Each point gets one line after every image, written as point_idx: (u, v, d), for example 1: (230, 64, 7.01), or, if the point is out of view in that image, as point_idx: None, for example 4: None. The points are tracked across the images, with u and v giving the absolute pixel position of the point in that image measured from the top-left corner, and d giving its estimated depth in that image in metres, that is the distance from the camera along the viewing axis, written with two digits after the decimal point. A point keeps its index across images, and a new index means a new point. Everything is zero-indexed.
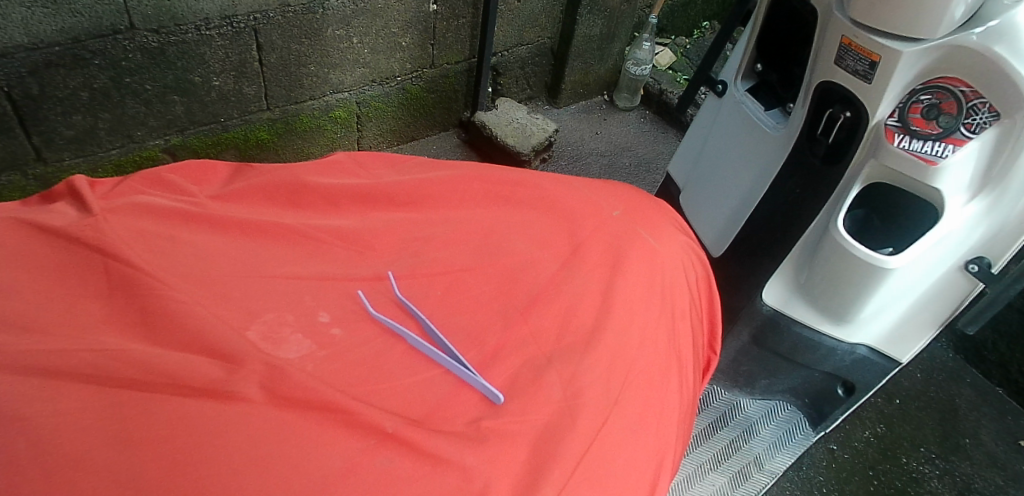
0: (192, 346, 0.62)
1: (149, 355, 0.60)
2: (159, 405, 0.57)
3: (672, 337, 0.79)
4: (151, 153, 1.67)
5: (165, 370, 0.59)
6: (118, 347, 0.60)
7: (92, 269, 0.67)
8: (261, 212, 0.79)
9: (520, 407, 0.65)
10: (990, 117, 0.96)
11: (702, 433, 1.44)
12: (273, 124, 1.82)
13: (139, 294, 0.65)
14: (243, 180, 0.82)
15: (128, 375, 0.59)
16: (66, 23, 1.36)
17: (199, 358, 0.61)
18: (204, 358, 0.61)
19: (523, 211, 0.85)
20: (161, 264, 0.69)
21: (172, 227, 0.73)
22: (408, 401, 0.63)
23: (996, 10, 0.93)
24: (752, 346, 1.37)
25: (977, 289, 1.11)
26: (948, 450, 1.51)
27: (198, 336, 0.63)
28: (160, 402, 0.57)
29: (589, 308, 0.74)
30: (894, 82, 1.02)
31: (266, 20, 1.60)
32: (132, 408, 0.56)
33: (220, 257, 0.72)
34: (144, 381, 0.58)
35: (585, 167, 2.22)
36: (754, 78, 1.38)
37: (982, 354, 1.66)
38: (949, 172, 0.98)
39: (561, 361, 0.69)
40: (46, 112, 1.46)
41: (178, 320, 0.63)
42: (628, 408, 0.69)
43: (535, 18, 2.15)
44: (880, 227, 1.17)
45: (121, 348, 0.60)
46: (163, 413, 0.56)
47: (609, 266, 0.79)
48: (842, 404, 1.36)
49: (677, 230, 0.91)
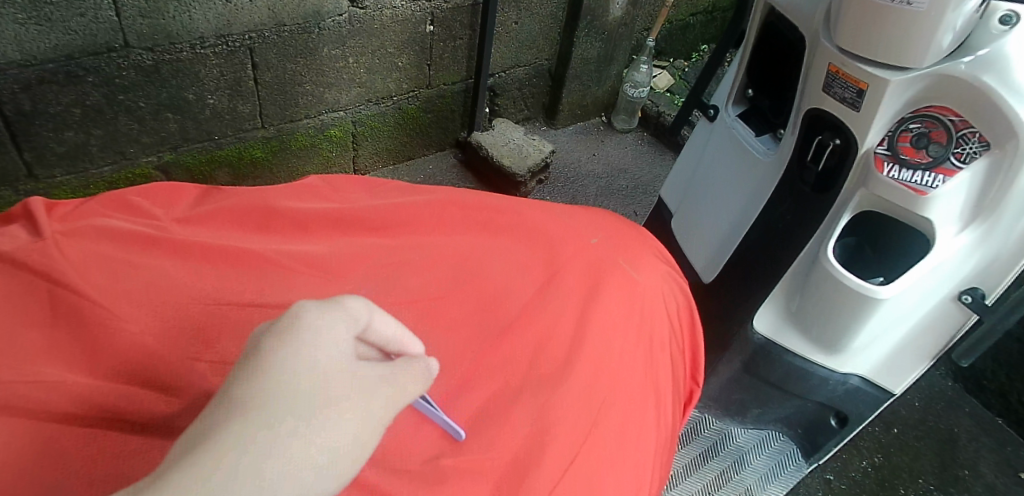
0: (138, 380, 0.60)
1: (90, 387, 0.58)
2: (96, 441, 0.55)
3: (649, 369, 0.79)
4: (143, 171, 1.67)
5: (108, 404, 0.57)
6: (60, 378, 0.58)
7: (38, 295, 0.64)
8: (227, 237, 0.77)
9: (484, 442, 0.63)
10: (981, 147, 0.94)
11: (692, 464, 1.41)
12: (267, 142, 1.81)
13: (84, 323, 0.62)
14: (211, 203, 0.81)
15: (63, 409, 0.56)
16: (59, 41, 1.36)
17: (144, 391, 0.59)
18: (149, 392, 0.59)
19: (499, 237, 0.83)
20: (112, 290, 0.66)
21: (129, 251, 0.71)
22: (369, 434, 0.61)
23: (984, 39, 0.93)
24: (744, 375, 1.34)
25: (971, 321, 1.09)
26: (948, 482, 1.47)
27: (147, 368, 0.61)
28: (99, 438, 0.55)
29: (564, 338, 0.73)
30: (883, 110, 1.00)
31: (262, 39, 1.61)
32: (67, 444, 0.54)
33: (176, 281, 0.69)
34: (83, 415, 0.56)
35: (581, 188, 2.21)
36: (746, 103, 1.37)
37: (982, 383, 1.62)
38: (939, 202, 0.97)
39: (530, 393, 0.68)
40: (38, 128, 1.46)
41: (125, 352, 0.61)
42: (601, 443, 0.68)
43: (534, 40, 2.16)
44: (871, 257, 1.15)
45: (59, 379, 0.58)
46: (99, 449, 0.54)
47: (586, 294, 0.77)
48: (836, 435, 1.33)
49: (659, 259, 0.89)
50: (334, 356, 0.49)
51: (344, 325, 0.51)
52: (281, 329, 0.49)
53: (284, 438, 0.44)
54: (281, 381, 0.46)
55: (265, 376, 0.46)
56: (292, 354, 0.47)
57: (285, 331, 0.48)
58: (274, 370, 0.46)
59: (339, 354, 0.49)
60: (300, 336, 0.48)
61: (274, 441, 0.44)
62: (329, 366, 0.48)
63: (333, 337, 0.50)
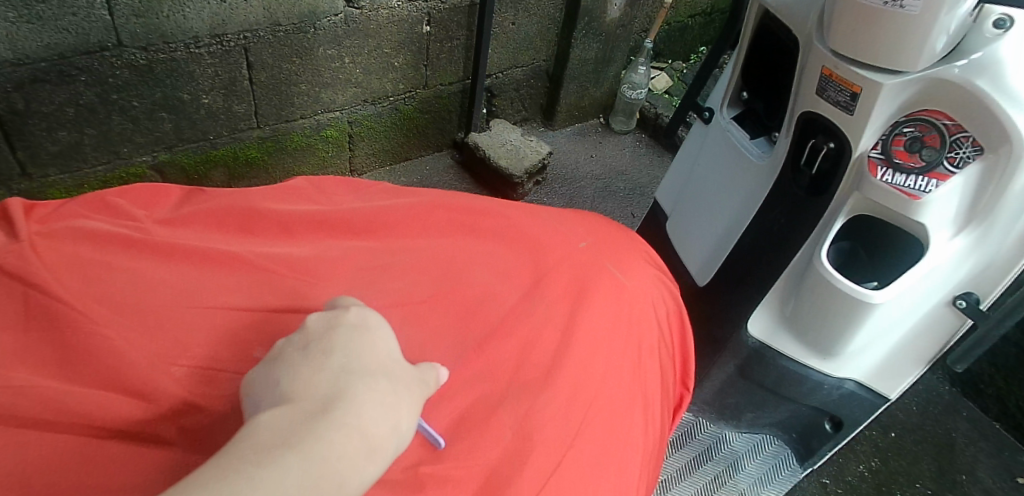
0: (111, 384, 0.59)
1: (61, 393, 0.57)
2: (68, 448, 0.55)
3: (636, 374, 0.78)
4: (138, 170, 1.66)
5: (81, 410, 0.56)
6: (32, 383, 0.57)
7: (14, 297, 0.63)
8: (209, 238, 0.76)
9: (465, 449, 0.62)
10: (974, 152, 0.94)
11: (686, 467, 1.41)
12: (263, 142, 1.81)
13: (57, 327, 0.62)
14: (194, 205, 0.80)
15: (33, 414, 0.55)
16: (52, 40, 1.36)
17: (117, 397, 0.58)
18: (123, 398, 0.58)
19: (487, 240, 0.82)
20: (87, 293, 0.65)
21: (108, 253, 0.70)
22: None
23: (979, 42, 0.92)
24: (738, 379, 1.33)
25: (966, 326, 1.08)
26: (944, 487, 1.46)
27: (119, 373, 0.60)
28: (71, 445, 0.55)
29: (549, 343, 0.73)
30: (877, 114, 1.00)
31: (257, 39, 1.60)
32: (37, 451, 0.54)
33: (154, 284, 0.68)
34: (53, 421, 0.56)
35: (579, 190, 2.20)
36: (740, 106, 1.36)
37: (980, 387, 1.62)
38: (932, 207, 0.96)
39: (514, 400, 0.67)
40: (31, 127, 1.45)
41: (98, 356, 0.60)
42: (584, 451, 0.68)
43: (531, 41, 2.15)
44: (865, 261, 1.14)
45: (31, 384, 0.57)
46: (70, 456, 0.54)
47: (572, 299, 0.77)
48: (830, 440, 1.32)
49: (648, 263, 0.89)
50: (387, 345, 0.62)
51: (386, 327, 0.64)
52: (344, 322, 0.61)
53: (379, 396, 0.56)
54: (364, 356, 0.58)
55: (352, 350, 0.58)
56: (364, 338, 0.60)
57: (348, 325, 0.61)
58: (354, 349, 0.58)
59: (392, 345, 0.63)
60: (362, 329, 0.61)
61: (374, 398, 0.55)
62: (388, 354, 0.61)
63: (385, 332, 0.63)
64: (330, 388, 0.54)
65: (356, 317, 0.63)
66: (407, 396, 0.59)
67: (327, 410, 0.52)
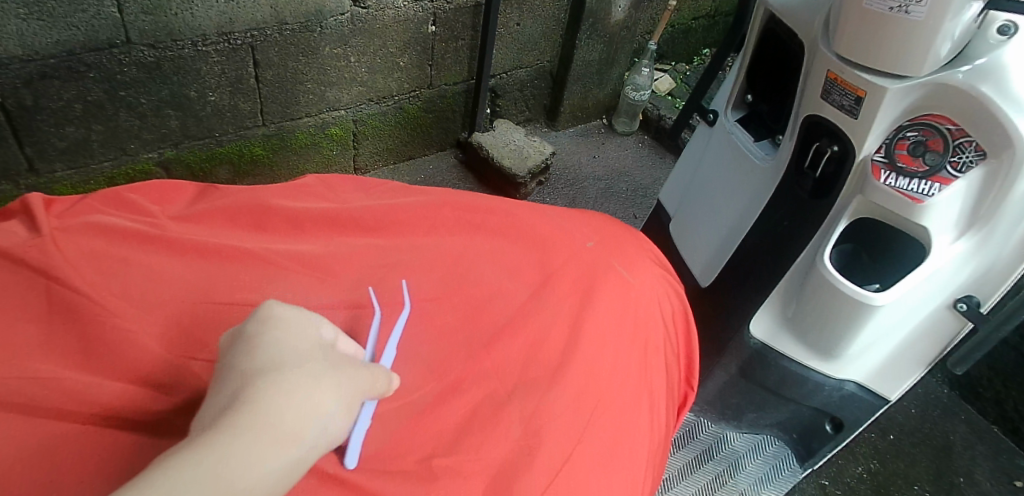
0: (132, 376, 0.60)
1: (84, 385, 0.58)
2: (91, 437, 0.56)
3: (642, 372, 0.79)
4: (144, 167, 1.67)
5: (103, 402, 0.57)
6: (58, 375, 0.58)
7: (38, 292, 0.65)
8: (222, 235, 0.77)
9: (475, 444, 0.64)
10: (978, 156, 0.94)
11: (687, 467, 1.42)
12: (268, 140, 1.82)
13: (80, 320, 0.63)
14: (208, 202, 0.82)
15: (56, 406, 0.56)
16: (61, 36, 1.37)
17: (138, 389, 0.59)
18: (144, 390, 0.59)
19: (496, 239, 0.84)
20: (107, 288, 0.67)
21: (125, 248, 0.71)
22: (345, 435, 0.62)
23: (983, 48, 0.94)
24: (739, 379, 1.34)
25: (967, 329, 1.09)
26: (942, 489, 1.47)
27: (140, 368, 0.61)
28: (93, 434, 0.56)
29: (557, 341, 0.74)
30: (881, 118, 1.01)
31: (263, 37, 1.61)
32: (60, 441, 0.55)
33: (172, 278, 0.70)
34: (76, 412, 0.56)
35: (581, 190, 2.21)
36: (745, 108, 1.37)
37: (978, 390, 1.62)
38: (936, 210, 0.97)
39: (522, 396, 0.69)
40: (39, 123, 1.46)
41: (119, 349, 0.61)
42: (592, 447, 0.69)
43: (536, 41, 2.16)
44: (868, 263, 1.15)
45: (54, 376, 0.58)
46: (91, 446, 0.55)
47: (580, 298, 0.78)
48: (830, 441, 1.33)
49: (654, 263, 0.90)
50: (299, 338, 0.61)
51: (310, 325, 0.63)
52: (249, 327, 0.61)
53: (291, 389, 0.55)
54: (275, 354, 0.58)
55: (263, 351, 0.58)
56: (275, 337, 0.59)
57: (255, 325, 0.60)
58: (261, 348, 0.58)
59: (316, 341, 0.62)
60: (273, 327, 0.60)
61: (284, 391, 0.54)
62: (310, 348, 0.60)
63: (305, 328, 0.62)
64: (236, 389, 0.53)
65: (270, 317, 0.61)
66: (330, 387, 0.58)
67: (233, 412, 0.52)
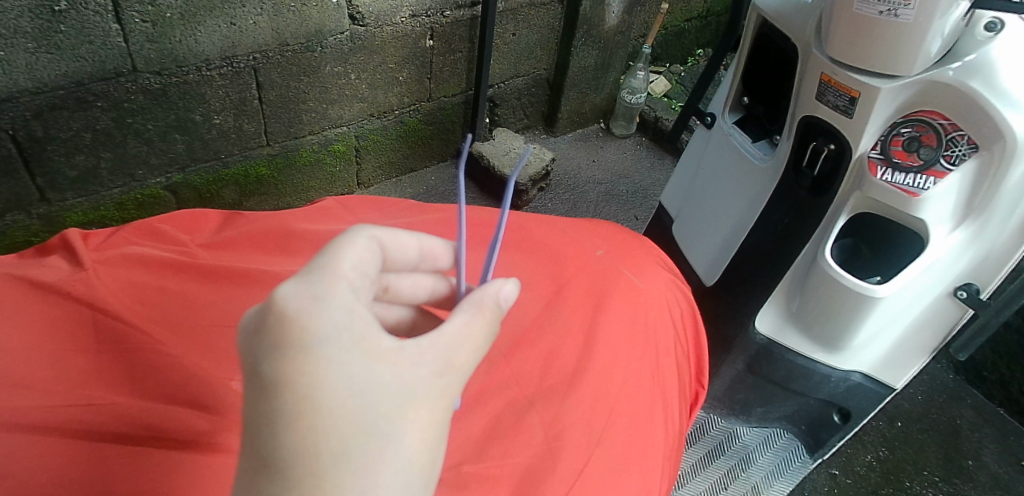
0: (174, 398, 0.70)
1: (133, 409, 0.67)
2: (143, 457, 0.64)
3: (655, 374, 0.83)
4: (152, 192, 1.69)
5: (152, 423, 0.67)
6: (111, 400, 0.68)
7: (84, 323, 0.75)
8: (248, 257, 0.89)
9: (500, 450, 0.68)
10: (970, 149, 0.97)
11: (699, 463, 1.44)
12: (273, 159, 1.85)
13: (126, 349, 0.73)
14: (232, 229, 0.93)
15: (112, 430, 0.66)
16: (69, 68, 1.38)
17: (179, 408, 0.69)
18: (186, 409, 0.69)
19: (508, 253, 0.89)
20: (146, 316, 0.78)
21: (159, 277, 0.82)
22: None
23: (971, 45, 0.97)
24: (747, 375, 1.37)
25: (967, 315, 1.12)
26: (951, 473, 1.50)
27: (182, 389, 0.71)
28: (145, 454, 0.65)
29: (574, 348, 0.78)
30: (875, 116, 1.03)
31: (266, 59, 1.64)
32: (116, 463, 0.63)
33: (204, 305, 0.81)
34: (127, 434, 0.66)
35: (582, 195, 2.24)
36: (741, 110, 1.41)
37: (982, 375, 1.65)
38: (931, 203, 1.00)
39: (542, 402, 0.73)
40: (50, 153, 1.47)
41: (161, 374, 0.72)
42: (610, 448, 0.72)
43: (531, 50, 2.20)
44: (868, 255, 1.18)
45: (107, 401, 0.68)
46: (141, 463, 0.64)
47: (592, 306, 0.83)
48: (839, 431, 1.35)
49: (662, 268, 0.93)
50: (360, 336, 0.42)
51: (353, 312, 0.42)
52: (280, 325, 0.40)
53: (380, 477, 0.41)
54: (334, 415, 0.40)
55: (305, 433, 0.40)
56: (314, 394, 0.40)
57: (288, 326, 0.40)
58: (314, 371, 0.40)
59: (376, 346, 0.42)
60: (304, 346, 0.40)
61: (374, 465, 0.41)
62: (375, 367, 0.42)
63: (349, 333, 0.41)
64: (302, 448, 0.40)
65: (284, 340, 0.40)
66: (428, 421, 0.44)
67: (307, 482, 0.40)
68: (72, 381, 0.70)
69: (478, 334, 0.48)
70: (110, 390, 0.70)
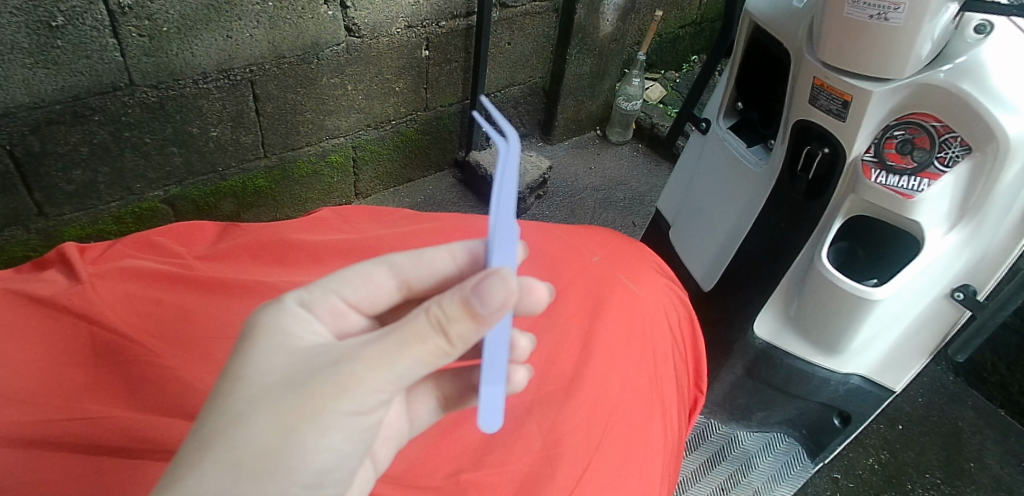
0: (172, 410, 0.71)
1: (131, 422, 0.68)
2: (142, 470, 0.65)
3: (654, 379, 0.83)
4: (151, 205, 1.69)
5: (150, 436, 0.67)
6: (110, 413, 0.68)
7: (82, 337, 0.75)
8: (247, 269, 0.89)
9: (500, 457, 0.70)
10: (963, 151, 0.98)
11: (700, 469, 1.43)
12: (270, 171, 1.85)
13: (123, 362, 0.74)
14: (229, 240, 0.94)
15: (111, 443, 0.67)
16: (66, 83, 1.39)
17: (177, 420, 0.70)
18: (184, 421, 0.70)
19: None
20: (144, 328, 0.78)
21: (156, 289, 0.82)
22: (513, 373, 0.62)
23: (961, 47, 0.98)
24: (746, 379, 1.36)
25: (965, 316, 1.13)
26: (953, 475, 1.49)
27: (181, 402, 0.71)
28: (144, 467, 0.65)
29: (571, 354, 0.79)
30: (868, 119, 1.04)
31: (263, 72, 1.65)
32: (115, 475, 0.64)
33: (202, 316, 0.81)
34: (126, 447, 0.66)
35: (579, 202, 2.25)
36: (736, 116, 1.41)
37: (983, 376, 1.65)
38: (926, 205, 1.00)
39: (540, 410, 0.74)
40: (48, 168, 1.48)
41: (160, 386, 0.72)
42: (610, 454, 0.73)
43: (527, 59, 2.21)
44: (864, 259, 1.18)
45: (105, 415, 0.68)
46: (140, 476, 0.64)
47: (588, 312, 0.83)
48: (839, 434, 1.35)
49: (659, 273, 0.94)
50: (294, 335, 0.52)
51: (298, 317, 0.54)
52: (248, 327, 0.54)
53: (271, 443, 0.48)
54: (247, 386, 0.49)
55: (223, 398, 0.50)
56: (238, 370, 0.50)
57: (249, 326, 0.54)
58: (247, 355, 0.51)
59: (306, 344, 0.52)
60: (248, 337, 0.52)
61: (265, 432, 0.48)
62: (288, 358, 0.51)
63: (280, 330, 0.52)
64: (217, 409, 0.49)
65: (240, 334, 0.53)
66: (311, 409, 0.48)
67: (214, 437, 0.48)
68: (72, 394, 0.70)
69: (416, 331, 0.48)
70: (109, 403, 0.71)
